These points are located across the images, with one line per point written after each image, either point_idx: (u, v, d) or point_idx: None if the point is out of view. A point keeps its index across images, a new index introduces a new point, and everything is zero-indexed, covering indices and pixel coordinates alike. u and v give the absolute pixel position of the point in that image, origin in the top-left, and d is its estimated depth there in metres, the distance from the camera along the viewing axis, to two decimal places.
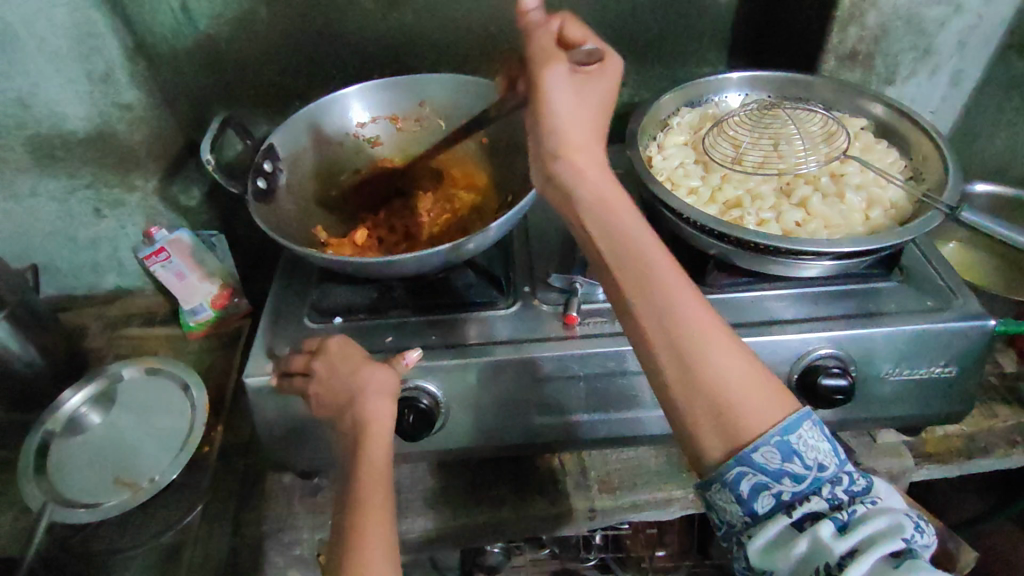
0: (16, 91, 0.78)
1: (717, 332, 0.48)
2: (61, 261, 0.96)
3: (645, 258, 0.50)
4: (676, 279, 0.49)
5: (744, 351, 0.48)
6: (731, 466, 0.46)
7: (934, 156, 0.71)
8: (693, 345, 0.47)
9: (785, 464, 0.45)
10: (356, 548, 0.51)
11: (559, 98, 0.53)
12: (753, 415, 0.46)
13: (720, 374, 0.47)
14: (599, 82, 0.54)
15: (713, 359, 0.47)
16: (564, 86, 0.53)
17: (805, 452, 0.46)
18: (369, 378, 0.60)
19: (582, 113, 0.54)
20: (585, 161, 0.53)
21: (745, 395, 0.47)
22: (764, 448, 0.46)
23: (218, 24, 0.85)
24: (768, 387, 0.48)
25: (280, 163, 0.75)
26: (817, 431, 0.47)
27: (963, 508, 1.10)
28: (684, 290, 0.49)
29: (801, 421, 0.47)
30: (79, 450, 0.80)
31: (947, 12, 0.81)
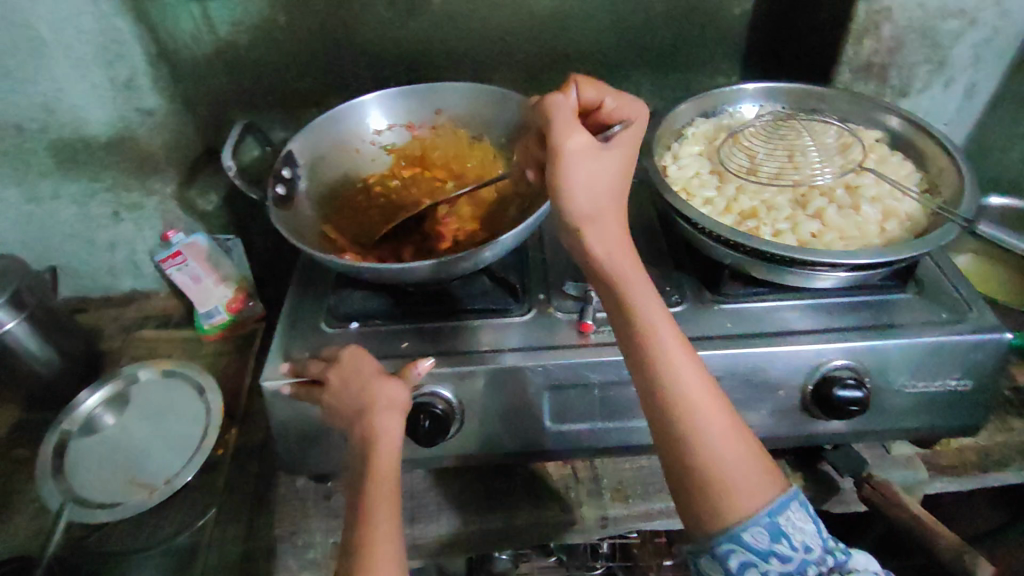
0: (42, 96, 0.81)
1: (718, 418, 0.52)
2: (79, 262, 0.98)
3: (657, 341, 0.53)
4: (686, 364, 0.53)
5: (742, 433, 0.52)
6: (722, 542, 0.50)
7: (950, 168, 0.71)
8: (694, 427, 0.51)
9: (772, 545, 0.49)
10: (365, 563, 0.52)
11: (581, 169, 0.52)
12: (741, 494, 0.50)
13: (718, 456, 0.51)
14: (623, 144, 0.54)
15: (713, 442, 0.51)
16: (585, 159, 0.52)
17: (792, 534, 0.50)
18: (380, 392, 0.60)
19: (607, 186, 0.53)
20: (606, 241, 0.54)
21: (740, 478, 0.51)
22: (754, 529, 0.49)
23: (237, 31, 0.85)
24: (761, 467, 0.52)
25: (299, 169, 0.76)
26: (802, 512, 0.51)
27: (977, 522, 1.09)
28: (693, 375, 0.53)
29: (790, 503, 0.51)
30: (96, 450, 0.80)
31: (962, 25, 0.82)
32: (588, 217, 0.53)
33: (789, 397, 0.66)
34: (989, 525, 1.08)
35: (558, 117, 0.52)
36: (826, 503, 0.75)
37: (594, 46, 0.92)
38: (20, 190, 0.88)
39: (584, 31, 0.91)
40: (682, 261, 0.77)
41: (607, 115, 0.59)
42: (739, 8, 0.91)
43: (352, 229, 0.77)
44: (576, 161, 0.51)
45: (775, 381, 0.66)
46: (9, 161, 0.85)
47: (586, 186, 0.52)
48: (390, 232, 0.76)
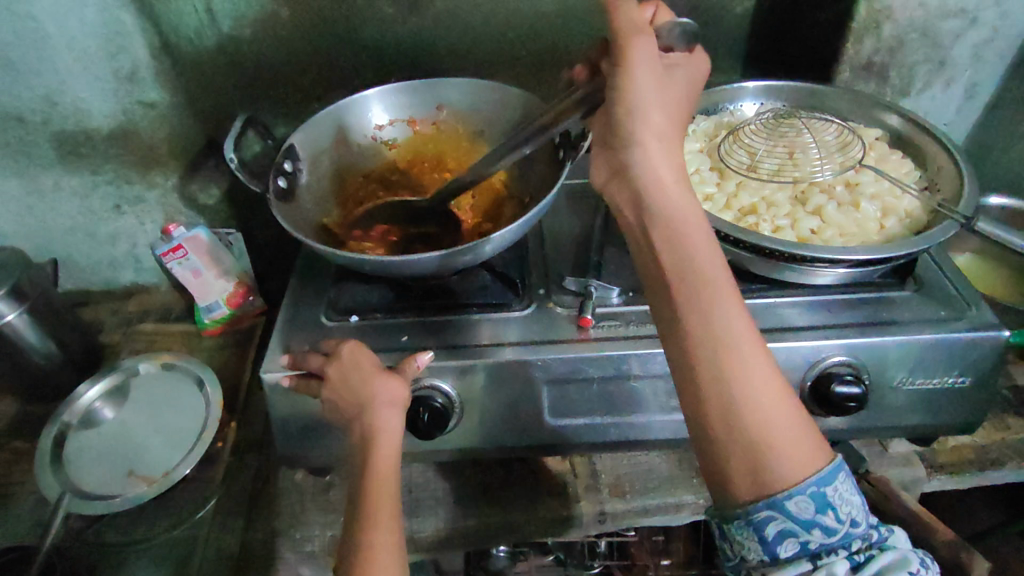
0: (45, 88, 0.81)
1: (766, 373, 0.48)
2: (80, 255, 0.98)
3: (705, 283, 0.49)
4: (735, 312, 0.49)
5: (791, 395, 0.48)
6: (761, 508, 0.46)
7: (949, 167, 0.71)
8: (740, 382, 0.47)
9: (818, 516, 0.46)
10: (365, 559, 0.53)
11: (644, 87, 0.52)
12: (788, 458, 0.46)
13: (765, 413, 0.46)
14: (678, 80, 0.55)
15: (759, 399, 0.47)
16: (645, 76, 0.52)
17: (840, 507, 0.46)
18: (380, 389, 0.60)
19: (663, 111, 0.52)
20: (659, 167, 0.52)
21: (787, 440, 0.46)
22: (799, 497, 0.45)
23: (241, 26, 0.84)
24: (807, 427, 0.48)
25: (301, 162, 0.76)
26: (849, 484, 0.47)
27: (974, 523, 1.09)
28: (743, 326, 0.48)
29: (839, 473, 0.47)
30: (95, 443, 0.80)
31: (962, 25, 0.82)
32: (643, 140, 0.52)
33: (786, 393, 0.67)
34: (986, 526, 1.08)
35: (626, 25, 0.52)
36: None
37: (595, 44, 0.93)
38: (22, 182, 0.89)
39: (587, 29, 0.91)
40: None
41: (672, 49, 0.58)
42: (739, 7, 0.91)
43: (353, 223, 0.78)
44: (638, 74, 0.51)
45: None
46: (11, 153, 0.86)
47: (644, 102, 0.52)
48: (387, 221, 0.78)
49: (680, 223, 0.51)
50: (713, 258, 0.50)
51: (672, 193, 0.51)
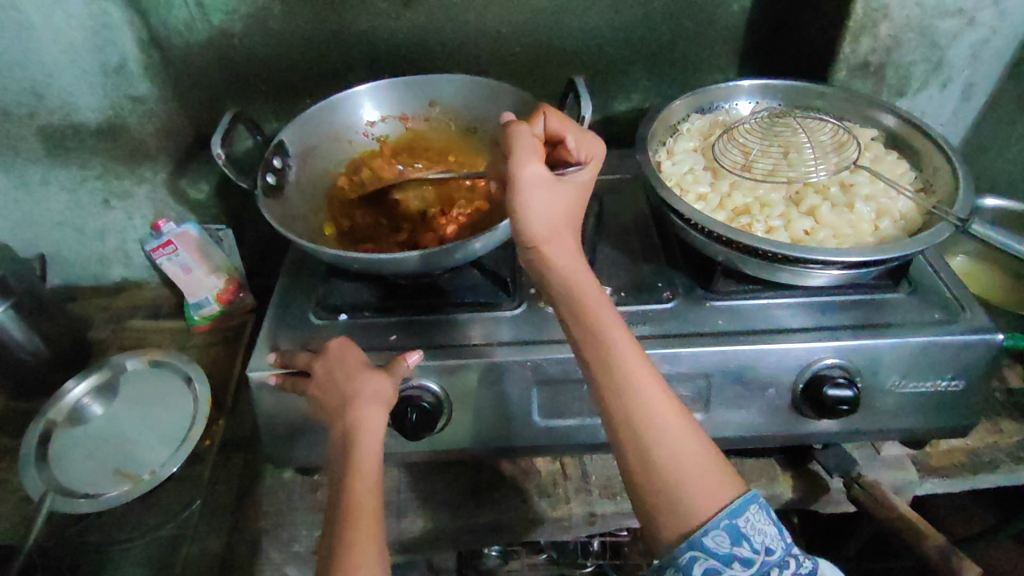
0: (31, 80, 0.80)
1: (670, 424, 0.50)
2: (68, 250, 0.97)
3: (606, 337, 0.52)
4: (639, 366, 0.52)
5: (698, 434, 0.51)
6: (683, 550, 0.47)
7: (945, 168, 0.70)
8: (649, 433, 0.50)
9: (734, 548, 0.47)
10: (344, 562, 0.52)
11: (537, 191, 0.53)
12: (699, 496, 0.49)
13: (674, 460, 0.49)
14: (577, 183, 0.56)
15: (668, 448, 0.50)
16: (542, 186, 0.53)
17: (752, 536, 0.48)
18: (365, 385, 0.59)
19: (558, 209, 0.55)
20: (561, 254, 0.55)
21: (696, 481, 0.49)
22: (714, 533, 0.47)
23: (231, 20, 0.84)
24: (718, 469, 0.50)
25: (290, 158, 0.75)
26: (762, 514, 0.49)
27: (967, 525, 1.09)
28: (644, 375, 0.51)
29: (750, 505, 0.49)
30: (81, 440, 0.80)
31: (960, 25, 0.81)
32: (544, 238, 0.55)
33: (778, 396, 0.66)
34: (979, 528, 1.08)
35: (519, 144, 0.53)
36: (816, 503, 0.74)
37: (590, 41, 0.92)
38: (9, 176, 0.88)
39: (580, 25, 0.90)
40: (675, 257, 0.76)
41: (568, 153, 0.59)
42: (735, 5, 0.90)
43: (344, 216, 0.76)
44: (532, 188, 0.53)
45: (765, 379, 0.65)
46: None
47: (544, 206, 0.54)
48: (377, 214, 0.76)
49: (583, 291, 0.54)
50: (612, 317, 0.53)
51: (576, 273, 0.55)
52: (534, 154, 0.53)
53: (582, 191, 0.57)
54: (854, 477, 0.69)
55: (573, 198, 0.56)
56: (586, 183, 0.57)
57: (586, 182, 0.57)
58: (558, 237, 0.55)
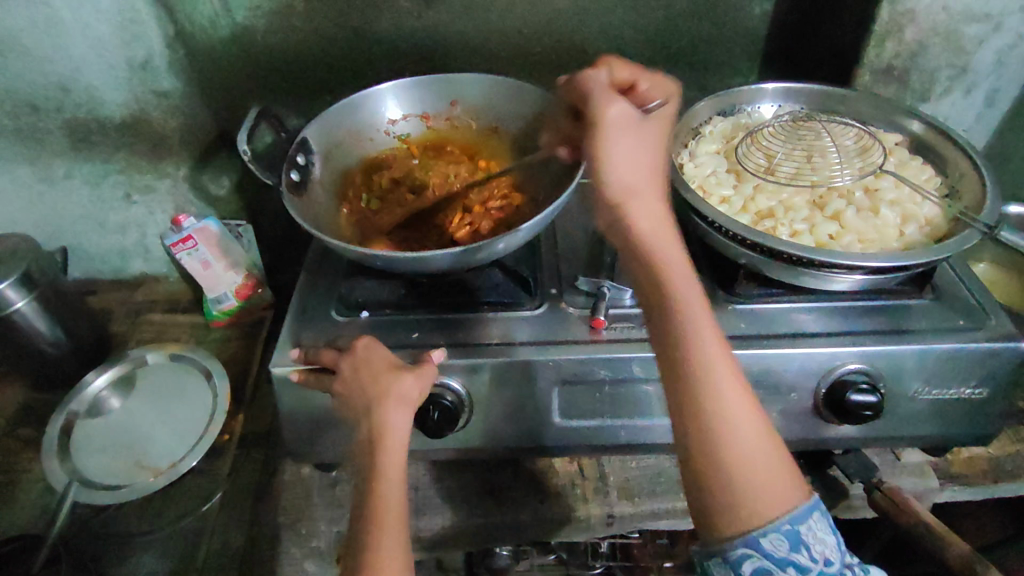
0: (58, 74, 0.80)
1: (745, 426, 0.49)
2: (89, 243, 0.98)
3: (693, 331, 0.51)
4: (720, 356, 0.51)
5: (771, 437, 0.50)
6: (738, 546, 0.48)
7: (972, 173, 0.70)
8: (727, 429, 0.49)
9: (792, 554, 0.47)
10: (371, 561, 0.53)
11: (622, 146, 0.55)
12: (763, 495, 0.48)
13: (745, 460, 0.48)
14: (657, 120, 0.60)
15: (743, 448, 0.49)
16: (623, 133, 0.56)
17: (813, 546, 0.47)
18: (390, 385, 0.59)
19: (642, 162, 0.56)
20: (648, 219, 0.54)
21: (762, 484, 0.48)
22: (773, 535, 0.47)
23: (254, 16, 0.84)
24: (787, 476, 0.49)
25: (313, 155, 0.76)
26: (824, 524, 0.49)
27: (983, 535, 1.08)
28: (723, 372, 0.50)
29: (813, 512, 0.48)
30: (102, 432, 0.80)
31: (986, 31, 0.80)
32: (627, 190, 0.55)
33: (800, 400, 0.66)
34: (994, 538, 1.07)
35: (596, 93, 0.59)
36: (835, 509, 0.74)
37: (611, 41, 0.91)
38: (33, 169, 0.88)
39: (602, 26, 0.90)
40: (697, 259, 0.76)
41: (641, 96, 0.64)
42: (758, 7, 0.90)
43: (365, 194, 0.79)
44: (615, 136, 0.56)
45: (787, 384, 0.65)
46: (23, 139, 0.85)
47: (627, 157, 0.55)
48: (399, 199, 0.79)
49: (672, 276, 0.53)
50: (702, 310, 0.52)
51: (664, 244, 0.54)
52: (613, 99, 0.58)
53: (664, 125, 0.61)
54: (875, 483, 0.69)
55: (659, 142, 0.58)
56: (665, 123, 0.61)
57: (665, 120, 0.61)
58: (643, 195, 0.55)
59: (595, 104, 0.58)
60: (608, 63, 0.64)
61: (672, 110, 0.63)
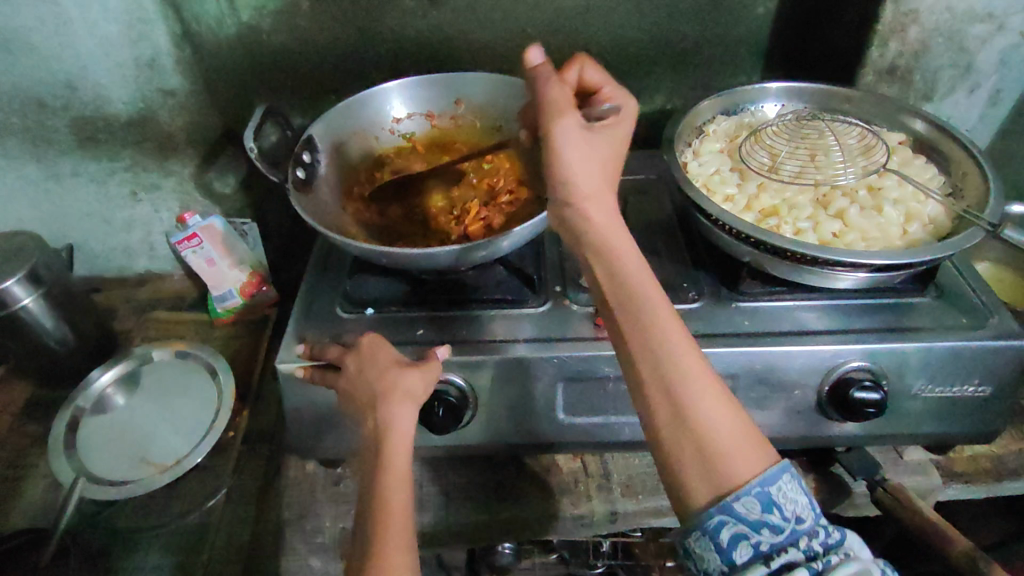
0: (66, 73, 0.81)
1: (701, 382, 0.50)
2: (95, 241, 0.99)
3: (639, 295, 0.53)
4: (669, 320, 0.52)
5: (729, 398, 0.51)
6: (711, 513, 0.47)
7: (975, 172, 0.70)
8: (682, 391, 0.50)
9: (764, 515, 0.46)
10: (377, 556, 0.53)
11: (573, 152, 0.53)
12: (730, 460, 0.48)
13: (703, 417, 0.49)
14: (614, 129, 0.56)
15: (699, 405, 0.49)
16: (575, 138, 0.54)
17: (784, 504, 0.47)
18: (395, 381, 0.60)
19: (592, 167, 0.54)
20: (597, 215, 0.55)
21: (725, 442, 0.48)
22: (745, 498, 0.46)
23: (261, 15, 0.85)
24: (751, 436, 0.49)
25: (319, 153, 0.76)
26: (795, 483, 0.48)
27: (986, 534, 1.08)
28: (673, 331, 0.52)
29: (782, 473, 0.48)
30: (107, 428, 0.81)
31: (989, 30, 0.81)
32: (583, 196, 0.55)
33: (803, 397, 0.66)
34: (997, 537, 1.07)
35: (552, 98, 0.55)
36: (838, 506, 0.74)
37: (615, 41, 0.92)
38: (40, 167, 0.89)
39: (606, 25, 0.90)
40: (701, 258, 0.76)
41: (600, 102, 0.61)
42: (761, 7, 0.90)
43: (365, 198, 0.79)
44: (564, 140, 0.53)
45: (790, 381, 0.65)
46: (30, 137, 0.86)
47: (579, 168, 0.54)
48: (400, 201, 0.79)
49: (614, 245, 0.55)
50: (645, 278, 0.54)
51: (608, 229, 0.55)
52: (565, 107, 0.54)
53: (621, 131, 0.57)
54: (878, 480, 0.69)
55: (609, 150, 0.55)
56: (625, 130, 0.57)
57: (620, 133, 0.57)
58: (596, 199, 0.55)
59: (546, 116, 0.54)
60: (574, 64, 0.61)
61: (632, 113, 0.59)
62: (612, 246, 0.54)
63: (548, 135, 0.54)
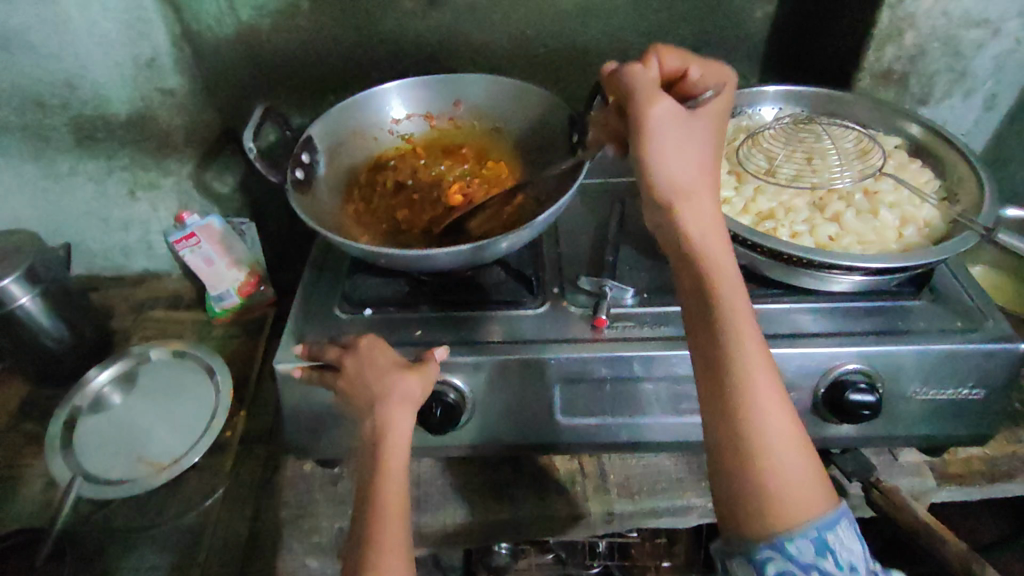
0: (65, 71, 0.81)
1: (783, 426, 0.49)
2: (92, 239, 0.98)
3: (739, 335, 0.50)
4: (761, 361, 0.50)
5: (805, 443, 0.50)
6: (762, 549, 0.47)
7: (970, 177, 0.71)
8: (762, 434, 0.48)
9: (818, 560, 0.46)
10: (376, 556, 0.53)
11: (672, 145, 0.53)
12: (794, 503, 0.47)
13: (777, 462, 0.48)
14: (709, 116, 0.56)
15: (778, 449, 0.48)
16: (671, 126, 0.53)
17: (840, 552, 0.47)
18: (394, 382, 0.60)
19: (697, 161, 0.53)
20: (697, 220, 0.52)
21: (793, 486, 0.48)
22: (801, 540, 0.47)
23: (260, 16, 0.85)
24: (817, 480, 0.49)
25: (317, 153, 0.76)
26: (850, 531, 0.49)
27: (980, 535, 1.09)
28: (765, 372, 0.50)
29: (841, 520, 0.48)
30: (104, 428, 0.81)
31: (985, 36, 0.81)
32: (681, 192, 0.53)
33: (798, 399, 0.66)
34: (990, 538, 1.08)
35: (638, 87, 0.54)
36: None
37: (615, 44, 0.92)
38: (38, 165, 0.89)
39: (606, 28, 0.90)
40: None
41: (693, 84, 0.59)
42: (760, 11, 0.91)
43: (365, 207, 0.77)
44: (667, 131, 0.52)
45: (786, 383, 0.66)
46: (28, 135, 0.86)
47: (679, 160, 0.52)
48: (404, 227, 0.76)
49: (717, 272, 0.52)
50: (747, 315, 0.51)
51: (711, 245, 0.52)
52: (655, 94, 0.53)
53: (719, 125, 0.57)
54: (873, 482, 0.69)
55: (710, 143, 0.55)
56: (720, 111, 0.58)
57: (718, 119, 0.57)
58: (694, 197, 0.53)
59: (635, 104, 0.53)
60: (657, 51, 0.59)
61: (727, 104, 0.59)
62: (712, 271, 0.52)
63: (642, 118, 0.53)
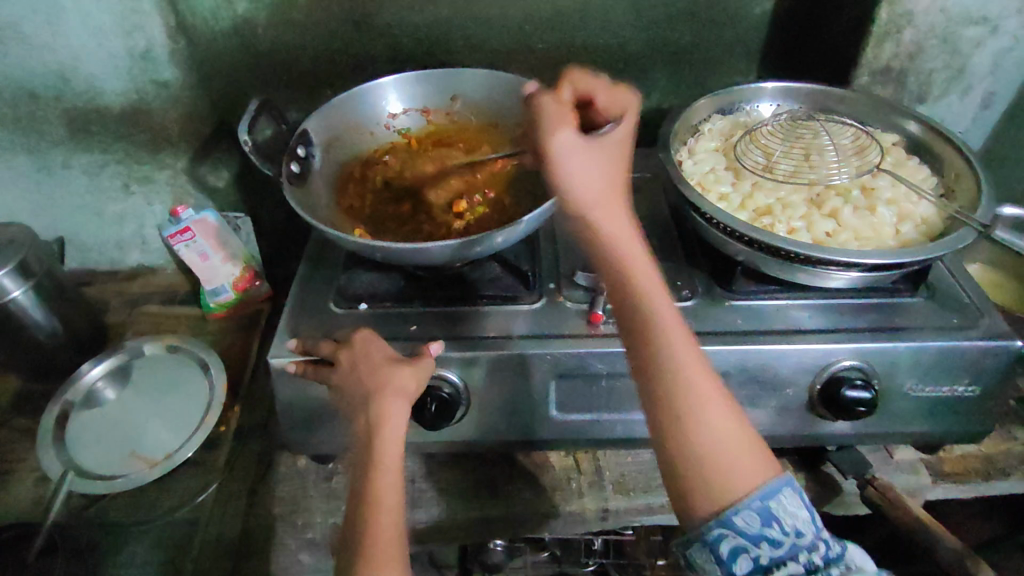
0: (58, 63, 0.80)
1: (709, 401, 0.51)
2: (85, 233, 0.98)
3: (658, 321, 0.52)
4: (683, 343, 0.52)
5: (736, 416, 0.51)
6: (712, 528, 0.49)
7: (968, 174, 0.71)
8: (690, 410, 0.50)
9: (764, 529, 0.48)
10: (371, 550, 0.53)
11: (571, 161, 0.53)
12: (730, 478, 0.49)
13: (708, 434, 0.50)
14: (612, 143, 0.55)
15: (706, 425, 0.50)
16: (575, 151, 0.53)
17: (783, 518, 0.48)
18: (389, 377, 0.60)
19: (599, 173, 0.53)
20: (611, 221, 0.54)
21: (728, 458, 0.49)
22: (745, 514, 0.48)
23: (256, 9, 0.84)
24: (754, 450, 0.51)
25: (313, 147, 0.76)
26: (797, 498, 0.50)
27: (975, 535, 1.09)
28: (686, 352, 0.52)
29: (784, 489, 0.49)
30: (96, 423, 0.80)
31: (983, 33, 0.81)
32: (592, 201, 0.53)
33: (794, 396, 0.66)
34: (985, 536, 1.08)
35: (546, 114, 0.54)
36: (829, 506, 0.74)
37: (613, 39, 0.92)
38: (31, 158, 0.88)
39: (604, 23, 0.90)
40: (696, 256, 0.77)
41: (601, 114, 0.60)
42: (758, 7, 0.91)
43: (362, 202, 0.77)
44: (569, 157, 0.53)
45: (782, 379, 0.65)
46: (21, 127, 0.85)
47: (581, 175, 0.53)
48: (398, 218, 0.76)
49: (631, 261, 0.54)
50: (664, 302, 0.53)
51: (625, 240, 0.54)
52: (563, 123, 0.53)
53: (622, 147, 0.56)
54: (868, 479, 0.69)
55: (614, 157, 0.55)
56: (624, 138, 0.56)
57: (621, 140, 0.56)
58: (606, 202, 0.54)
59: (543, 130, 0.54)
60: (568, 80, 0.58)
61: (632, 122, 0.57)
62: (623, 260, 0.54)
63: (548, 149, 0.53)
